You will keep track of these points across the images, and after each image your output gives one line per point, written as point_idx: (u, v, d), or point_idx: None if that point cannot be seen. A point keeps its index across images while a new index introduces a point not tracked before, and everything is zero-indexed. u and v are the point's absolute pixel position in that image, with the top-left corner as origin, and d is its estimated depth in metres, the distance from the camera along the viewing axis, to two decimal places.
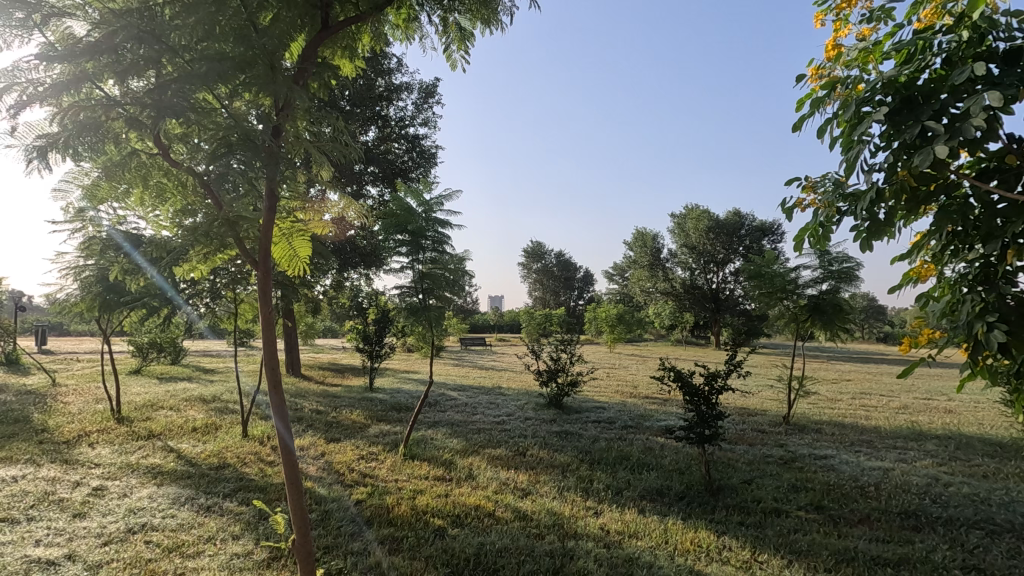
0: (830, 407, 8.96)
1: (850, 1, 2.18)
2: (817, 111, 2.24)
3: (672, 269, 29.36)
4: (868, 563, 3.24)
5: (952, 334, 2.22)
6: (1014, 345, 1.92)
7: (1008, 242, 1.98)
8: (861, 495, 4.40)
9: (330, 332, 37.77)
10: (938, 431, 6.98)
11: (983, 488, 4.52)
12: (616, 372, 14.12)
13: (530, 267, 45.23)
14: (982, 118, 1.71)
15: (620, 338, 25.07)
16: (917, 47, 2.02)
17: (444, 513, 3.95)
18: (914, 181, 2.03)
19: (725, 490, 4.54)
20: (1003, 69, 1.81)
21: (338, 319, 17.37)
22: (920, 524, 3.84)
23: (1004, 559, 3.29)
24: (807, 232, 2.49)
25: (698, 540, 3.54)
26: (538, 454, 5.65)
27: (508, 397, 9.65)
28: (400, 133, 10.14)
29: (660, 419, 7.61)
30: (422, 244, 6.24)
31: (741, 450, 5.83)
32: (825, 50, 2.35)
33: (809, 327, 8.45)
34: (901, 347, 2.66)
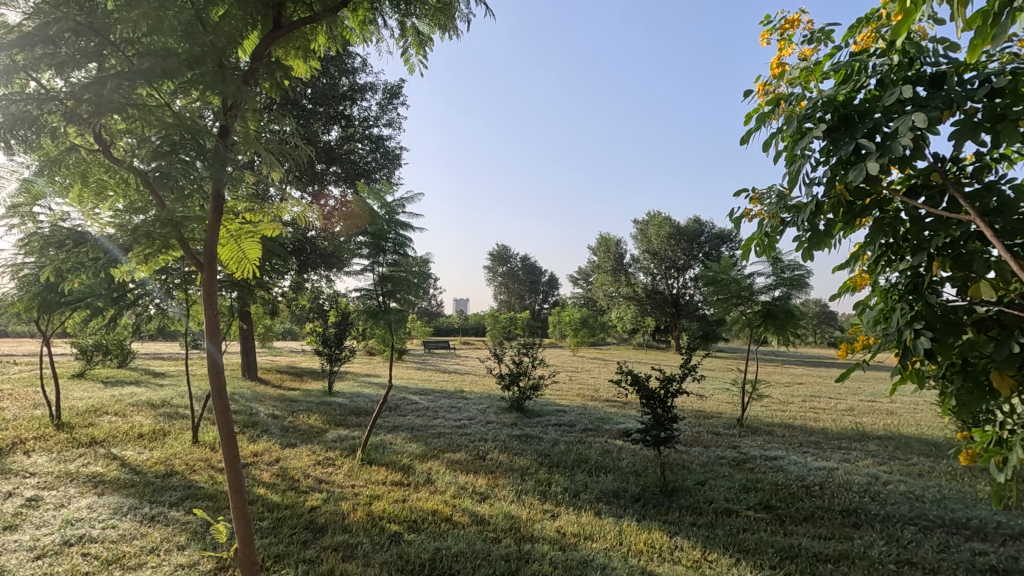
0: (781, 409, 9.29)
1: (792, 22, 2.28)
2: (763, 125, 2.34)
3: (635, 275, 29.95)
4: (810, 559, 3.37)
5: (885, 340, 2.35)
6: (938, 351, 2.04)
7: (935, 254, 2.11)
8: (806, 494, 4.58)
9: (290, 334, 36.84)
10: (880, 432, 7.33)
11: (918, 486, 4.79)
12: (578, 375, 14.30)
13: (495, 270, 45.28)
14: (909, 137, 1.82)
15: (583, 342, 25.38)
16: (853, 68, 2.14)
17: (401, 518, 3.92)
18: (850, 196, 2.14)
19: (679, 491, 4.65)
20: (929, 92, 1.92)
21: (299, 322, 17.01)
22: (859, 520, 4.03)
23: (934, 552, 3.48)
24: (754, 241, 2.59)
25: (651, 541, 3.62)
26: (498, 458, 5.66)
27: (470, 401, 9.63)
28: (364, 133, 10.01)
29: (619, 422, 7.73)
30: (383, 246, 6.16)
31: (696, 452, 5.99)
32: (770, 68, 2.46)
33: (762, 332, 8.77)
34: (839, 352, 2.80)
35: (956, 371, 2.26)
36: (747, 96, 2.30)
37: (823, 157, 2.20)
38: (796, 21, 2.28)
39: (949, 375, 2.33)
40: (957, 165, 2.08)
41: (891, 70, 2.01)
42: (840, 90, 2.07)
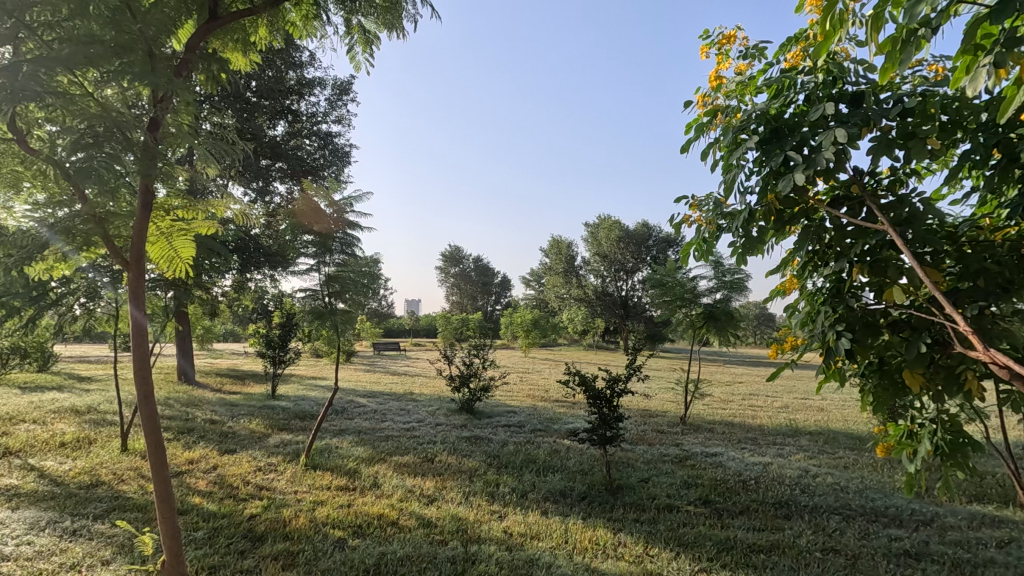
0: (722, 407, 9.67)
1: (729, 37, 2.39)
2: (702, 135, 2.44)
3: (585, 277, 30.47)
4: (744, 550, 3.53)
5: (811, 341, 2.50)
6: (857, 351, 2.20)
7: (855, 261, 2.26)
8: (742, 488, 4.79)
9: (231, 335, 35.33)
10: (811, 428, 7.75)
11: (843, 478, 5.10)
12: (529, 376, 14.41)
13: (447, 271, 44.96)
14: (831, 151, 1.94)
15: (534, 343, 25.59)
16: (783, 84, 2.27)
17: (345, 524, 3.83)
18: (779, 204, 2.27)
19: (623, 489, 4.76)
20: (850, 109, 2.06)
21: (241, 322, 16.37)
22: (790, 512, 4.25)
23: (856, 539, 3.71)
24: (693, 246, 2.70)
25: (596, 538, 3.69)
26: (446, 460, 5.63)
27: (419, 403, 9.54)
28: (312, 129, 9.75)
29: (568, 422, 7.84)
30: (330, 246, 6.03)
31: (641, 450, 6.15)
32: (709, 80, 2.57)
33: (704, 333, 9.12)
34: (770, 352, 2.96)
35: (873, 369, 2.43)
36: (687, 107, 2.39)
37: (756, 168, 2.32)
38: (732, 37, 2.40)
39: (868, 373, 2.51)
40: (874, 179, 2.24)
41: (817, 87, 2.14)
42: (772, 105, 2.18)
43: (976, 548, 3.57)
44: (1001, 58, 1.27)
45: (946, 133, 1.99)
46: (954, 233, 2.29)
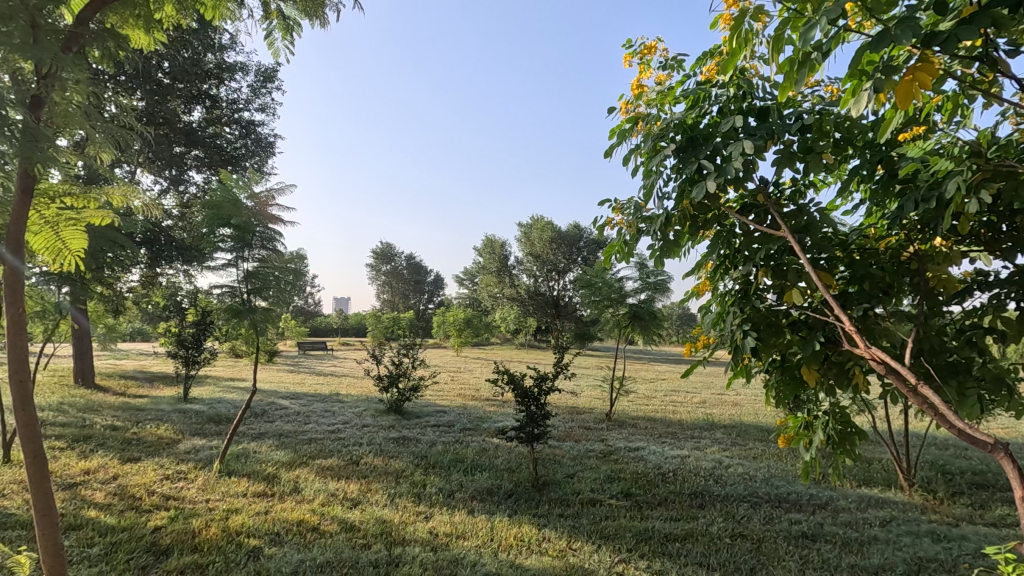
0: (645, 403, 10.07)
1: (650, 48, 2.49)
2: (624, 140, 2.53)
3: (518, 277, 30.78)
4: (661, 540, 3.70)
5: (721, 340, 2.66)
6: (760, 349, 2.37)
7: (761, 264, 2.42)
8: (661, 480, 5.01)
9: (139, 334, 32.71)
10: (725, 421, 8.23)
11: (752, 468, 5.45)
12: (459, 375, 14.37)
13: (378, 268, 43.89)
14: (740, 161, 2.06)
15: (466, 342, 25.50)
16: (699, 96, 2.39)
17: (261, 532, 3.66)
18: (694, 210, 2.38)
19: (549, 485, 4.85)
20: (758, 122, 2.20)
21: (150, 321, 15.21)
22: (704, 501, 4.49)
23: (761, 524, 3.99)
24: (615, 249, 2.80)
25: (521, 535, 3.74)
26: (372, 462, 5.50)
27: (346, 404, 9.27)
28: (232, 117, 9.23)
29: (498, 421, 7.87)
30: (249, 240, 5.72)
31: (567, 446, 6.28)
32: (631, 88, 2.66)
33: (629, 332, 9.47)
34: (684, 350, 3.12)
35: (775, 366, 2.63)
36: (610, 113, 2.47)
37: (673, 175, 2.43)
38: (653, 49, 2.50)
39: (770, 369, 2.71)
40: (778, 189, 2.41)
41: (728, 101, 2.27)
42: (688, 115, 2.30)
43: (863, 528, 3.93)
44: (882, 83, 1.40)
45: (839, 148, 2.17)
46: (846, 241, 2.50)
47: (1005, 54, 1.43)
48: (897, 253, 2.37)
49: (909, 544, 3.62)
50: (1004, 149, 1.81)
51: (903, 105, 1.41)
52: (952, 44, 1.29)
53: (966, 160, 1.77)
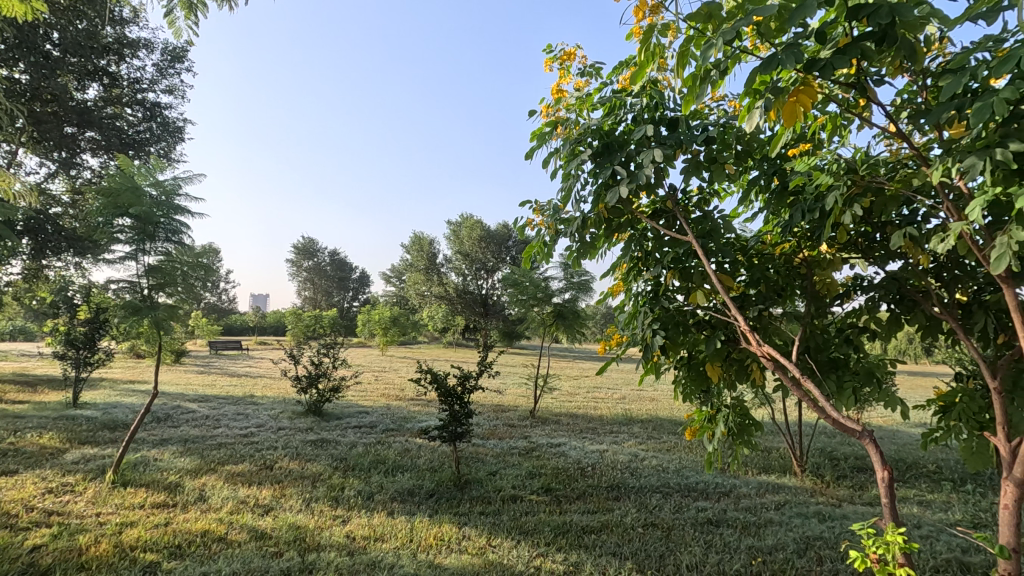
0: (568, 401, 10.32)
1: (570, 55, 2.56)
2: (543, 144, 2.58)
3: (447, 275, 30.58)
4: (578, 533, 3.81)
5: (633, 339, 2.78)
6: (668, 346, 2.50)
7: (671, 267, 2.55)
8: (581, 475, 5.17)
9: (19, 333, 29.36)
10: (643, 416, 8.61)
11: (665, 460, 5.74)
12: (383, 375, 14.06)
13: (299, 264, 42.03)
14: (650, 168, 2.17)
15: (392, 341, 24.95)
16: (614, 103, 2.47)
17: (160, 546, 3.40)
18: (609, 214, 2.47)
19: (471, 483, 4.87)
20: (668, 131, 2.31)
21: (34, 319, 13.68)
22: (620, 493, 4.68)
23: (671, 512, 4.21)
24: (535, 250, 2.84)
25: (441, 534, 3.72)
26: (287, 466, 5.27)
27: (260, 406, 8.82)
28: (134, 98, 8.54)
29: (421, 421, 7.79)
30: (152, 232, 5.29)
31: (490, 444, 6.33)
32: (551, 93, 2.72)
33: (553, 331, 9.66)
34: (599, 348, 3.24)
35: (682, 363, 2.79)
36: (531, 116, 2.51)
37: (590, 179, 2.51)
38: (572, 55, 2.57)
39: (678, 366, 2.86)
40: (686, 196, 2.54)
41: (642, 109, 2.37)
42: (604, 121, 2.37)
43: (761, 512, 4.25)
44: (771, 102, 1.54)
45: (739, 159, 2.33)
46: (746, 246, 2.68)
47: (874, 84, 1.61)
48: (789, 258, 2.57)
49: (799, 525, 3.96)
50: (876, 167, 2.02)
51: (789, 123, 1.55)
52: (828, 71, 1.44)
53: (844, 175, 1.95)
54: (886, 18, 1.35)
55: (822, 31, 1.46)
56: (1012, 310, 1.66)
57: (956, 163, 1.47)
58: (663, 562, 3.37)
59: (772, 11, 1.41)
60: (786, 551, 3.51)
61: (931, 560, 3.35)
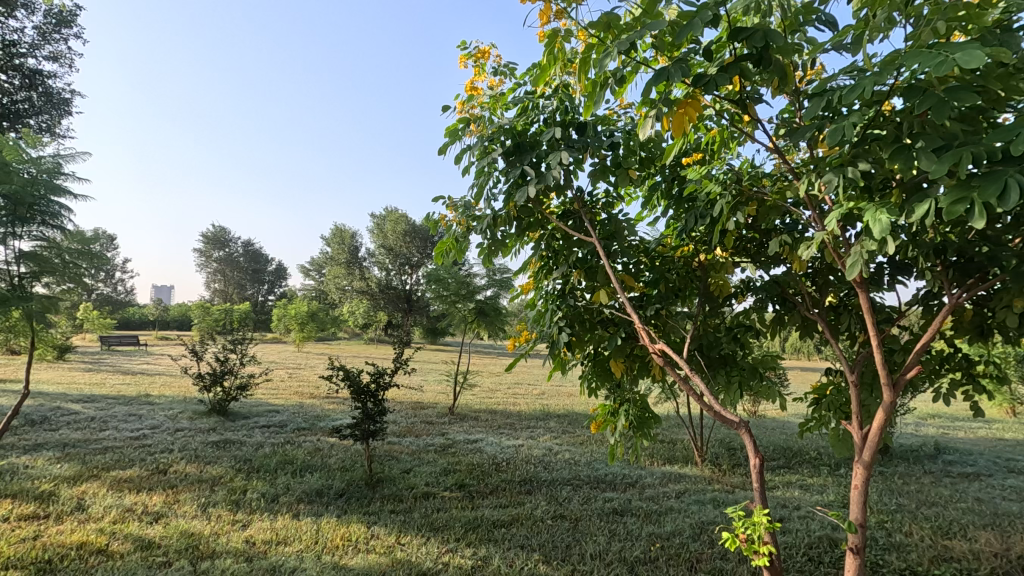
0: (488, 397, 10.39)
1: (484, 53, 2.58)
2: (457, 140, 2.58)
3: (370, 270, 29.85)
4: (489, 527, 3.86)
5: (541, 336, 2.85)
6: (573, 343, 2.60)
7: (579, 266, 2.64)
8: (494, 470, 5.23)
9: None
10: (559, 411, 8.84)
11: (577, 453, 5.92)
12: (298, 372, 13.48)
13: (208, 254, 39.34)
14: (558, 169, 2.22)
15: (308, 337, 23.92)
16: (526, 104, 2.51)
17: (26, 562, 3.07)
18: (519, 213, 2.51)
19: (383, 482, 4.79)
20: (577, 133, 2.38)
21: None
22: (532, 487, 4.78)
23: (580, 504, 4.36)
24: (447, 246, 2.82)
25: (348, 535, 3.63)
26: (183, 470, 4.93)
27: (156, 406, 8.17)
28: (10, 63, 7.60)
29: (335, 419, 7.56)
30: (25, 214, 4.74)
31: (406, 442, 6.25)
32: (466, 89, 2.72)
33: (474, 328, 9.67)
34: (509, 345, 3.30)
35: (588, 359, 2.89)
36: (444, 112, 2.50)
37: (502, 177, 2.53)
38: (486, 53, 2.59)
39: (584, 361, 2.96)
40: (593, 199, 2.63)
41: (554, 111, 2.42)
42: (515, 121, 2.40)
43: (662, 500, 4.50)
44: (662, 112, 1.64)
45: (643, 165, 2.44)
46: (648, 248, 2.81)
47: (754, 102, 1.75)
48: (688, 261, 2.72)
49: (695, 511, 4.22)
50: (760, 177, 2.19)
51: (677, 132, 1.66)
52: (712, 87, 1.55)
53: (731, 185, 2.10)
54: (761, 41, 1.47)
55: (707, 49, 1.57)
56: (864, 312, 1.87)
57: (819, 178, 1.64)
58: (569, 552, 3.48)
59: (663, 26, 1.50)
60: (682, 536, 3.74)
61: (805, 537, 3.70)
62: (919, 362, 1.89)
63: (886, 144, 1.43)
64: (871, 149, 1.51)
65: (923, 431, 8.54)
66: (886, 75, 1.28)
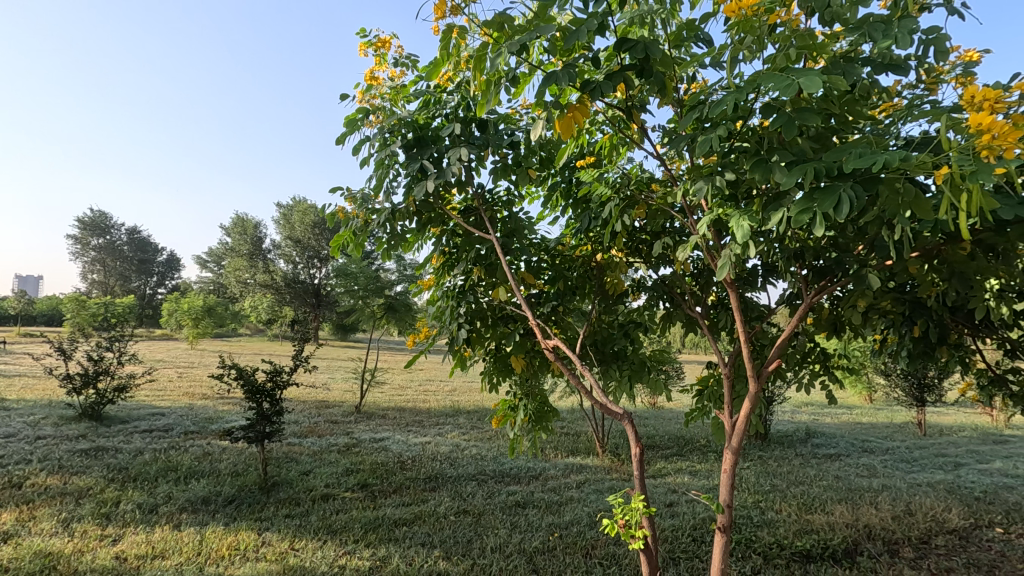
0: (399, 394, 10.21)
1: (385, 43, 2.51)
2: (355, 130, 2.50)
3: (275, 262, 28.23)
4: (390, 526, 3.80)
5: (441, 332, 2.84)
6: (472, 340, 2.61)
7: (480, 262, 2.65)
8: (399, 468, 5.15)
9: None
10: (469, 407, 8.85)
11: (484, 449, 5.96)
12: (189, 371, 12.48)
13: (85, 241, 35.36)
14: (457, 166, 2.21)
15: (203, 334, 22.18)
16: (428, 99, 2.47)
17: None
18: (419, 208, 2.46)
19: (279, 485, 4.57)
20: (479, 131, 2.38)
21: None
22: (437, 483, 4.76)
23: (483, 498, 4.41)
24: (344, 239, 2.69)
25: (236, 543, 3.42)
26: (42, 482, 4.40)
27: (13, 412, 7.23)
28: None
29: (229, 421, 7.08)
30: None
31: (307, 442, 5.98)
32: (366, 78, 2.64)
33: (384, 324, 9.44)
34: (409, 342, 3.26)
35: (489, 356, 2.92)
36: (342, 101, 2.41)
37: (402, 171, 2.48)
38: (387, 43, 2.52)
39: (486, 358, 2.99)
40: (495, 197, 2.66)
41: (456, 106, 2.40)
42: (415, 114, 2.36)
43: (563, 491, 4.65)
44: (551, 115, 1.68)
45: (542, 165, 2.49)
46: (548, 247, 2.88)
47: (639, 110, 1.84)
48: (586, 261, 2.82)
49: (593, 500, 4.40)
50: (648, 182, 2.31)
51: (566, 135, 1.71)
52: (596, 94, 1.61)
53: (621, 189, 2.20)
54: (642, 54, 1.55)
55: (595, 57, 1.63)
56: (735, 310, 2.03)
57: (694, 185, 1.76)
58: (470, 546, 3.50)
59: (552, 30, 1.53)
60: (579, 524, 3.88)
61: (691, 519, 3.97)
62: (780, 356, 2.08)
63: (748, 157, 1.57)
64: (735, 160, 1.64)
65: (797, 418, 9.47)
66: (746, 93, 1.40)
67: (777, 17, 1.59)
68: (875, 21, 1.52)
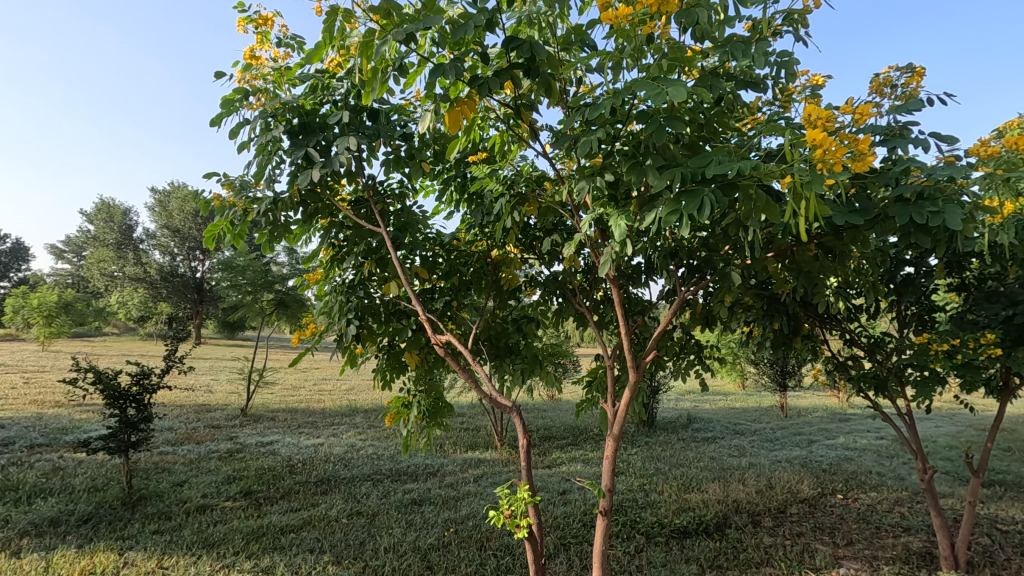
0: (291, 395, 9.68)
1: (267, 20, 2.36)
2: (232, 112, 2.32)
3: (149, 253, 25.54)
4: (275, 534, 3.59)
5: (329, 328, 2.72)
6: (361, 335, 2.52)
7: (370, 256, 2.56)
8: (288, 472, 4.88)
9: None
10: (366, 406, 8.59)
11: (380, 448, 5.82)
12: (38, 377, 10.95)
13: None
14: (345, 156, 2.12)
15: (58, 333, 19.56)
16: (316, 84, 2.35)
17: None
18: (305, 198, 2.34)
19: (147, 499, 4.15)
20: (369, 120, 2.30)
21: None
22: (329, 486, 4.57)
23: (378, 498, 4.30)
24: (220, 229, 2.49)
25: (91, 567, 3.05)
26: None
27: None
28: None
29: (87, 431, 6.30)
30: None
31: (182, 450, 5.48)
32: (246, 57, 2.45)
33: (274, 321, 8.88)
34: (295, 340, 3.08)
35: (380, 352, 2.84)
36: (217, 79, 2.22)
37: (286, 159, 2.34)
38: (269, 21, 2.37)
39: (376, 354, 2.91)
40: (387, 189, 2.59)
41: (345, 93, 2.30)
42: (300, 98, 2.23)
43: (460, 486, 4.67)
44: (438, 108, 1.66)
45: (435, 158, 2.46)
46: (443, 241, 2.86)
47: (528, 109, 1.88)
48: (481, 256, 2.84)
49: (489, 493, 4.46)
50: (538, 180, 2.37)
51: (454, 130, 1.70)
52: (484, 89, 1.62)
53: (512, 185, 2.23)
54: (528, 53, 1.57)
55: (483, 53, 1.63)
56: (617, 304, 2.14)
57: (578, 184, 1.82)
58: (362, 548, 3.40)
59: (439, 23, 1.51)
60: (475, 518, 3.92)
61: (582, 505, 4.15)
62: (657, 347, 2.22)
63: (625, 160, 1.65)
64: (615, 163, 1.73)
65: (681, 406, 10.24)
66: (622, 98, 1.47)
67: (653, 30, 1.69)
68: (737, 41, 1.66)
